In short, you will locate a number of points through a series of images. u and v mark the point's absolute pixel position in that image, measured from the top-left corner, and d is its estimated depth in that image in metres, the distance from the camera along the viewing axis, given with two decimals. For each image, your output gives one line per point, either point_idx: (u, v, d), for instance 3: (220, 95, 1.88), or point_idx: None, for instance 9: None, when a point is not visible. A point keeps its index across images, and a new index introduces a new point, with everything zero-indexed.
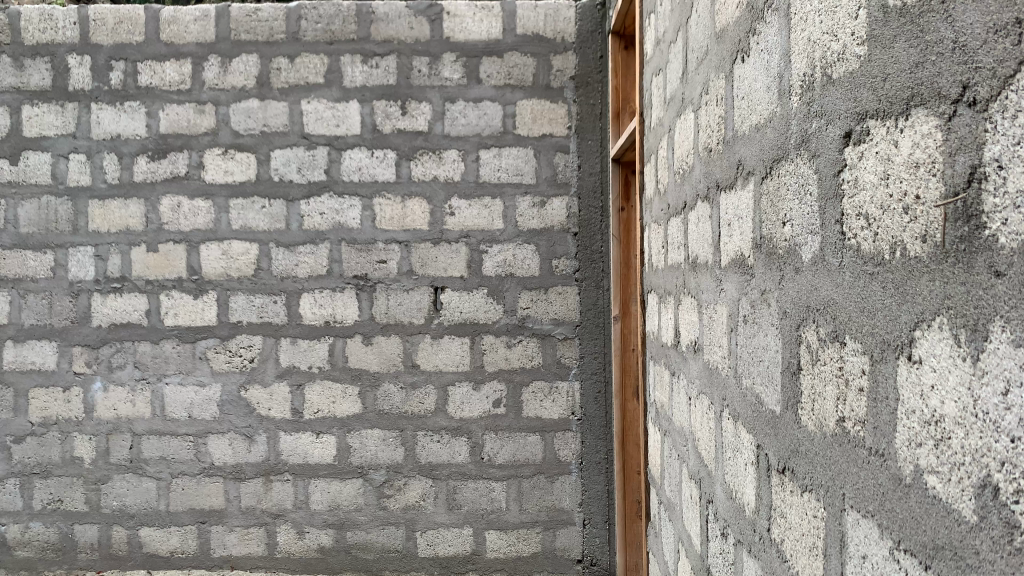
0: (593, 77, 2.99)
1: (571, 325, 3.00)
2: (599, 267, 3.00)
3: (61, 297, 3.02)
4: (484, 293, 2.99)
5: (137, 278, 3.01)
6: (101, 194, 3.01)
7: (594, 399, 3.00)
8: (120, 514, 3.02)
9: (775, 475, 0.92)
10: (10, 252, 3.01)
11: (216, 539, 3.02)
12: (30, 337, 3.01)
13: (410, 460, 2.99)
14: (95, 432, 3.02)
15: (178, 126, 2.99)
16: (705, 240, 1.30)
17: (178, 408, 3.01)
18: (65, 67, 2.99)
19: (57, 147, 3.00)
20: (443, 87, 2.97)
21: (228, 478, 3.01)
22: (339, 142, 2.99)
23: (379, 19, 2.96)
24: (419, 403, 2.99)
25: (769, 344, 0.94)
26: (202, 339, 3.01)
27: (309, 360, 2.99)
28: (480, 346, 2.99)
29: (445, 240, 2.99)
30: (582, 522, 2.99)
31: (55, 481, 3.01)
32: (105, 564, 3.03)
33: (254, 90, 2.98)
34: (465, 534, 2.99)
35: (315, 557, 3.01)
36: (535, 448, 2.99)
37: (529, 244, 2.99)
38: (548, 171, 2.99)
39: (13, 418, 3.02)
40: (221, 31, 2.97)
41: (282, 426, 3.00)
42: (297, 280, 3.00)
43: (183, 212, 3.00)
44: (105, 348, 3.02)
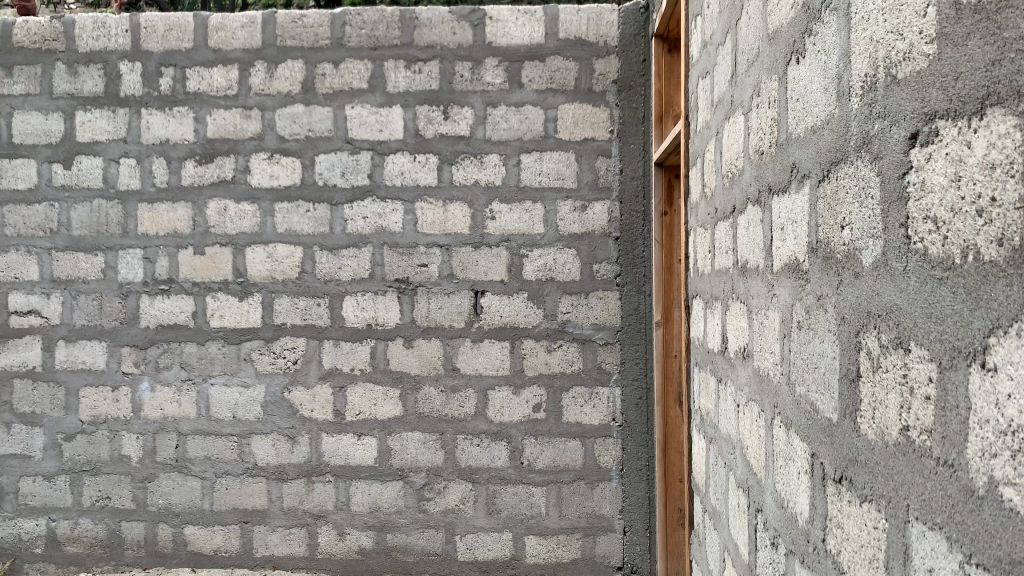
0: (636, 80, 2.97)
1: (612, 330, 2.99)
2: (641, 272, 2.98)
3: (111, 298, 3.08)
4: (525, 298, 2.99)
5: (184, 280, 3.06)
6: (150, 198, 3.07)
7: (636, 406, 2.97)
8: (166, 513, 3.07)
9: (831, 484, 0.90)
10: (63, 253, 3.09)
11: (259, 539, 3.05)
12: (81, 337, 3.08)
13: (450, 464, 3.00)
14: (142, 431, 3.07)
15: (225, 130, 3.04)
16: (755, 245, 1.28)
17: (222, 409, 3.06)
18: (117, 74, 3.06)
19: (108, 152, 3.07)
20: (485, 92, 2.98)
21: (271, 478, 3.04)
22: (382, 146, 3.01)
23: (422, 24, 2.98)
24: (459, 406, 2.99)
25: (825, 350, 0.92)
26: (247, 341, 3.05)
27: (350, 362, 3.02)
28: (520, 350, 2.99)
29: (486, 244, 2.99)
30: (622, 529, 2.97)
31: (104, 479, 3.08)
32: (151, 561, 3.08)
33: (299, 96, 3.01)
34: (504, 539, 2.98)
35: (355, 558, 3.03)
36: (576, 454, 2.97)
37: (570, 248, 2.98)
38: (590, 175, 2.98)
39: (64, 416, 3.09)
40: (268, 38, 3.01)
41: (324, 428, 3.02)
42: (339, 282, 3.02)
43: (229, 216, 3.05)
44: (153, 348, 3.08)
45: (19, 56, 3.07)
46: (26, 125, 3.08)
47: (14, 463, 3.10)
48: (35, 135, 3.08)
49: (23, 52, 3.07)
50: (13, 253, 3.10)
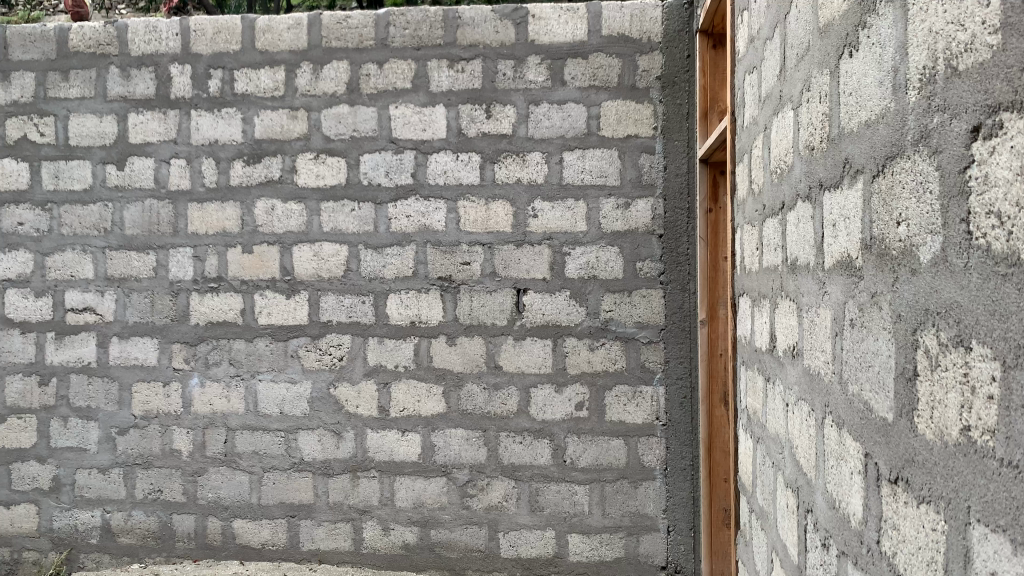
0: (680, 76, 2.95)
1: (656, 329, 2.97)
2: (685, 270, 2.96)
3: (162, 296, 3.15)
4: (567, 296, 2.99)
5: (233, 278, 3.12)
6: (199, 198, 3.13)
7: (680, 405, 2.95)
8: (215, 506, 3.13)
9: (886, 485, 0.88)
10: (116, 252, 3.17)
11: (306, 533, 3.10)
12: (134, 333, 3.16)
13: (493, 461, 3.01)
14: (192, 426, 3.14)
15: (272, 131, 3.09)
16: (806, 242, 1.27)
17: (270, 405, 3.11)
18: (168, 76, 3.13)
19: (160, 153, 3.14)
20: (527, 90, 2.98)
21: (317, 473, 3.08)
22: (426, 146, 3.03)
23: (465, 23, 3.00)
24: (502, 404, 3.00)
25: (880, 348, 0.90)
26: (294, 337, 3.09)
27: (394, 359, 3.05)
28: (563, 349, 2.98)
29: (528, 242, 3.00)
30: (666, 528, 2.95)
31: (155, 472, 3.15)
32: (201, 553, 3.15)
33: (344, 96, 3.05)
34: (547, 537, 2.99)
35: (399, 554, 3.06)
36: (619, 452, 2.96)
37: (613, 246, 2.97)
38: (633, 173, 2.97)
39: (117, 411, 3.17)
40: (313, 39, 3.05)
41: (369, 424, 3.06)
42: (383, 280, 3.05)
43: (277, 215, 3.10)
44: (203, 345, 3.14)
45: (74, 61, 3.16)
46: (81, 127, 3.17)
47: (70, 456, 3.19)
48: (90, 137, 3.17)
49: (79, 56, 3.16)
50: (69, 252, 3.19)
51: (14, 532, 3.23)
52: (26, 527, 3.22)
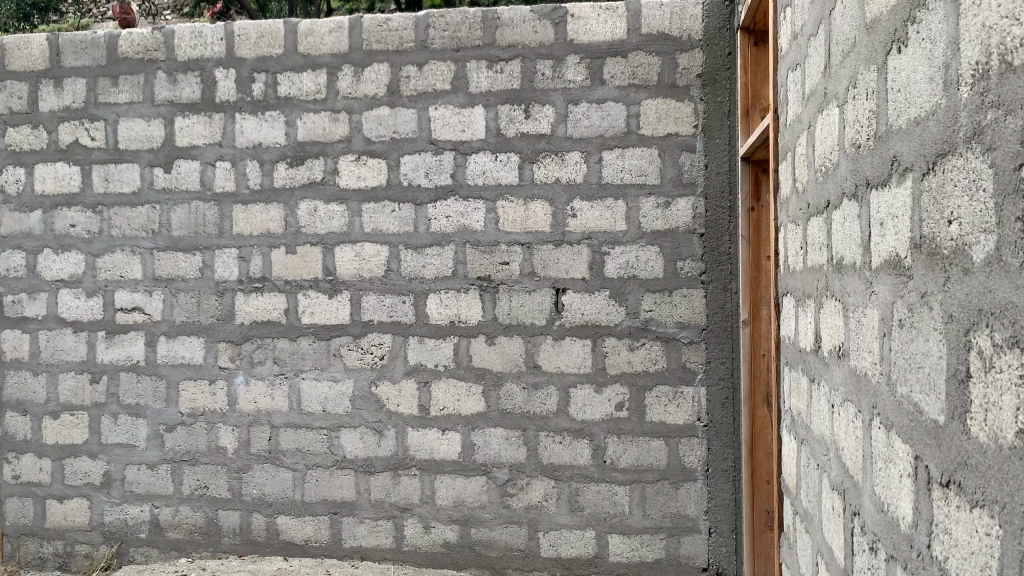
0: (721, 74, 2.92)
1: (697, 329, 2.94)
2: (726, 270, 2.93)
3: (208, 295, 3.21)
4: (607, 295, 2.98)
5: (277, 278, 3.17)
6: (244, 199, 3.18)
7: (721, 406, 2.92)
8: (259, 502, 3.18)
9: (937, 488, 0.87)
10: (164, 253, 3.24)
11: (348, 531, 3.13)
12: (181, 332, 3.23)
13: (533, 461, 3.01)
14: (237, 423, 3.20)
15: (315, 133, 3.13)
16: (852, 241, 1.25)
17: (313, 403, 3.15)
18: (213, 81, 3.19)
19: (205, 156, 3.20)
20: (566, 89, 2.98)
21: (359, 471, 3.12)
22: (465, 146, 3.04)
23: (504, 24, 3.01)
24: (542, 404, 3.00)
25: (930, 348, 0.89)
26: (336, 337, 3.13)
27: (434, 359, 3.07)
28: (602, 348, 2.98)
29: (567, 242, 2.99)
30: (707, 530, 2.93)
31: (202, 469, 3.22)
32: (246, 548, 3.20)
33: (385, 98, 3.08)
34: (587, 537, 2.98)
35: (440, 552, 3.08)
36: (660, 453, 2.95)
37: (653, 245, 2.96)
38: (673, 171, 2.95)
39: (165, 408, 3.24)
40: (354, 42, 3.09)
41: (410, 423, 3.08)
42: (423, 280, 3.07)
43: (319, 216, 3.14)
44: (247, 344, 3.19)
45: (123, 66, 3.24)
46: (129, 131, 3.25)
47: (120, 452, 3.27)
48: (138, 140, 3.24)
49: (128, 62, 3.24)
50: (119, 253, 3.27)
51: (67, 526, 3.32)
52: (78, 520, 3.31)
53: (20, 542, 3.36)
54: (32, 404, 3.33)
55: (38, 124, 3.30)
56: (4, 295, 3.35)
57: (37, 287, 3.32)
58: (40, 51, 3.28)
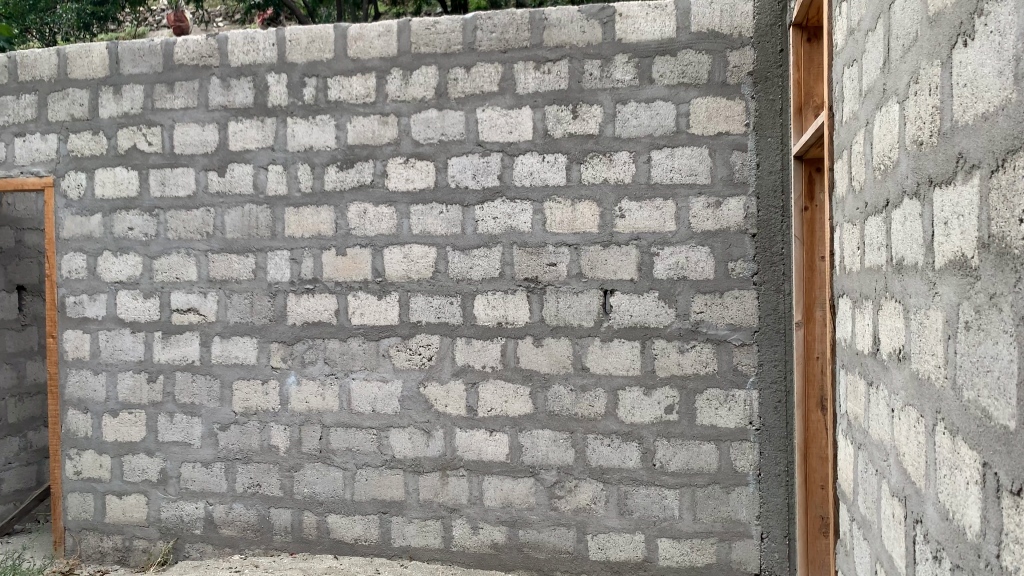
0: (773, 71, 2.87)
1: (749, 331, 2.90)
2: (779, 270, 2.88)
3: (261, 297, 3.27)
4: (656, 297, 2.95)
5: (328, 279, 3.21)
6: (296, 202, 3.23)
7: (774, 409, 2.87)
8: (310, 501, 3.23)
9: (1008, 497, 0.84)
10: (219, 256, 3.31)
11: (397, 530, 3.16)
12: (234, 333, 3.29)
13: (581, 463, 3.00)
14: (289, 423, 3.25)
15: (364, 136, 3.16)
16: (913, 241, 1.21)
17: (362, 403, 3.18)
18: (265, 86, 3.24)
19: (258, 160, 3.26)
20: (615, 89, 2.96)
21: (408, 471, 3.14)
22: (512, 147, 3.05)
23: (552, 25, 3.00)
24: (589, 406, 2.99)
25: (1000, 352, 0.85)
26: (385, 337, 3.16)
27: (482, 360, 3.08)
28: (651, 350, 2.95)
29: (615, 243, 2.97)
30: (760, 535, 2.88)
31: (254, 467, 3.27)
32: (297, 546, 3.25)
33: (433, 101, 3.10)
34: (636, 540, 2.95)
35: (488, 553, 3.08)
36: (710, 457, 2.91)
37: (703, 246, 2.92)
38: (724, 171, 2.91)
39: (219, 407, 3.30)
40: (403, 45, 3.11)
41: (458, 423, 3.10)
42: (471, 282, 3.09)
43: (368, 218, 3.17)
44: (299, 344, 3.24)
45: (179, 73, 3.32)
46: (185, 136, 3.32)
47: (176, 450, 3.35)
48: (193, 145, 3.32)
49: (183, 68, 3.31)
50: (175, 255, 3.35)
51: (126, 521, 3.41)
52: (136, 516, 3.40)
53: (81, 536, 3.47)
54: (92, 402, 3.44)
55: (98, 130, 3.41)
56: (67, 296, 3.46)
57: (97, 288, 3.42)
58: (100, 59, 3.38)
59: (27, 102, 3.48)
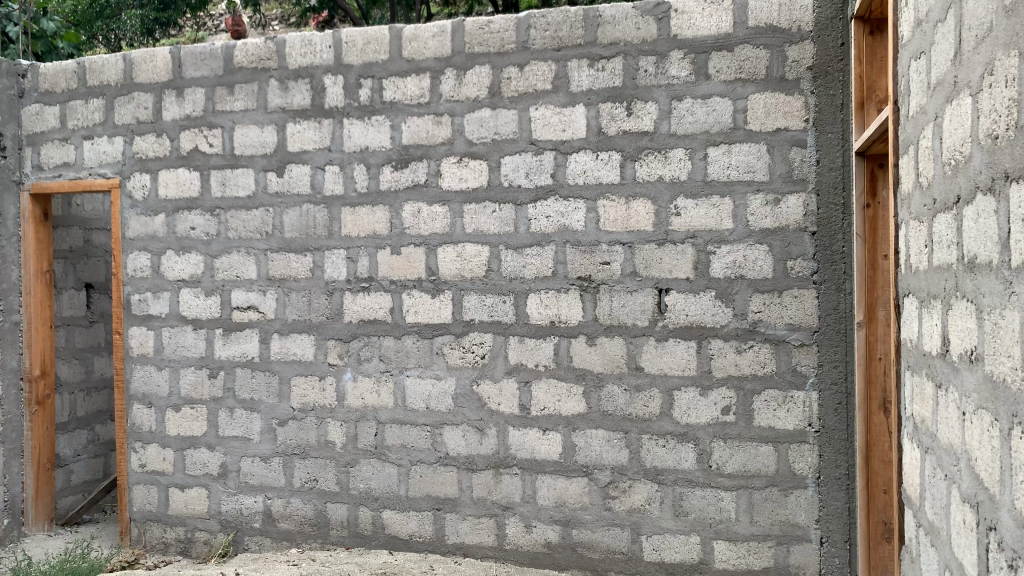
0: (833, 65, 2.81)
1: (808, 331, 2.84)
2: (840, 269, 2.81)
3: (318, 295, 3.32)
4: (712, 296, 2.91)
5: (383, 278, 3.25)
6: (352, 202, 3.28)
7: (834, 411, 2.81)
8: (366, 496, 3.27)
9: None
10: (277, 255, 3.37)
11: (451, 527, 3.18)
12: (292, 330, 3.35)
13: (635, 463, 2.98)
14: (345, 419, 3.29)
15: (419, 136, 3.19)
16: (987, 239, 1.17)
17: (416, 400, 3.21)
18: (322, 87, 3.30)
19: (315, 160, 3.32)
20: (670, 85, 2.93)
21: (462, 468, 3.16)
22: (566, 146, 3.04)
23: (606, 22, 2.98)
24: (644, 406, 2.97)
25: None
26: (438, 335, 3.18)
27: (535, 359, 3.08)
28: (708, 350, 2.91)
29: (670, 241, 2.94)
30: (819, 540, 2.82)
31: (312, 462, 3.33)
32: (353, 541, 3.29)
33: (486, 100, 3.11)
34: (692, 542, 2.92)
35: (542, 552, 3.08)
36: (768, 459, 2.86)
37: (761, 244, 2.87)
38: (783, 167, 2.85)
39: (278, 403, 3.37)
40: (457, 45, 3.13)
41: (511, 422, 3.10)
42: (524, 281, 3.09)
43: (422, 218, 3.20)
44: (355, 342, 3.28)
45: (239, 76, 3.39)
46: (245, 138, 3.39)
47: (235, 444, 3.43)
48: (253, 146, 3.39)
49: (243, 71, 3.39)
50: (235, 254, 3.42)
51: (188, 514, 3.50)
52: (198, 509, 3.49)
53: (146, 527, 3.58)
54: (156, 397, 3.54)
55: (162, 133, 3.50)
56: (132, 294, 3.57)
57: (161, 286, 3.52)
58: (163, 63, 3.48)
59: (95, 106, 3.60)
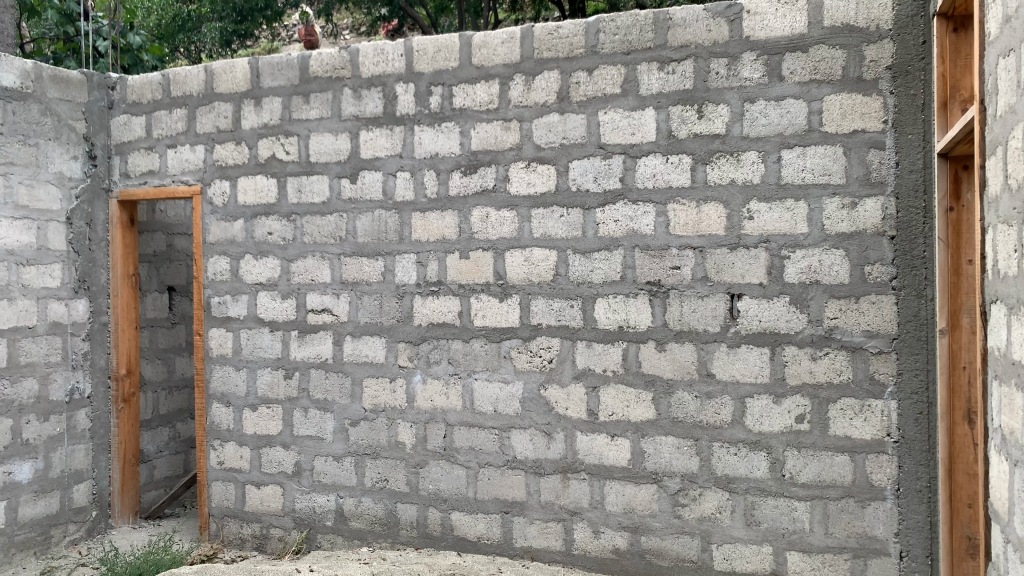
0: (914, 64, 2.72)
1: (887, 338, 2.75)
2: (921, 275, 2.72)
3: (389, 298, 3.38)
4: (787, 301, 2.85)
5: (451, 282, 3.29)
6: (422, 207, 3.33)
7: (915, 421, 2.72)
8: (435, 498, 3.31)
9: None
10: (350, 259, 3.44)
11: (519, 530, 3.19)
12: (364, 333, 3.42)
13: (705, 471, 2.94)
14: (415, 420, 3.34)
15: (488, 142, 3.22)
16: None
17: (484, 403, 3.24)
18: (394, 95, 3.36)
19: (387, 167, 3.38)
20: (742, 88, 2.89)
21: (529, 472, 3.17)
22: (635, 149, 3.02)
23: (676, 24, 2.96)
24: (715, 414, 2.92)
25: None
26: (506, 339, 3.20)
27: (603, 363, 3.07)
28: (781, 357, 2.85)
29: (743, 245, 2.90)
30: (899, 554, 2.74)
31: (382, 462, 3.39)
32: (422, 542, 3.34)
33: (555, 105, 3.12)
34: (764, 552, 2.86)
35: (610, 558, 3.07)
36: (844, 469, 2.78)
37: (837, 249, 2.80)
38: (860, 170, 2.78)
39: (350, 403, 3.44)
40: (526, 51, 3.16)
41: (579, 427, 3.10)
42: (592, 285, 3.08)
43: (491, 222, 3.23)
44: (425, 344, 3.33)
45: (314, 85, 3.49)
46: (320, 146, 3.49)
47: (309, 443, 3.51)
48: (327, 153, 3.47)
49: (318, 81, 3.48)
50: (310, 258, 3.51)
51: (263, 510, 3.61)
52: (273, 506, 3.59)
53: (224, 522, 3.70)
54: (234, 396, 3.65)
55: (241, 141, 3.63)
56: (212, 297, 3.70)
57: (240, 289, 3.64)
58: (242, 74, 3.60)
59: (178, 116, 3.75)
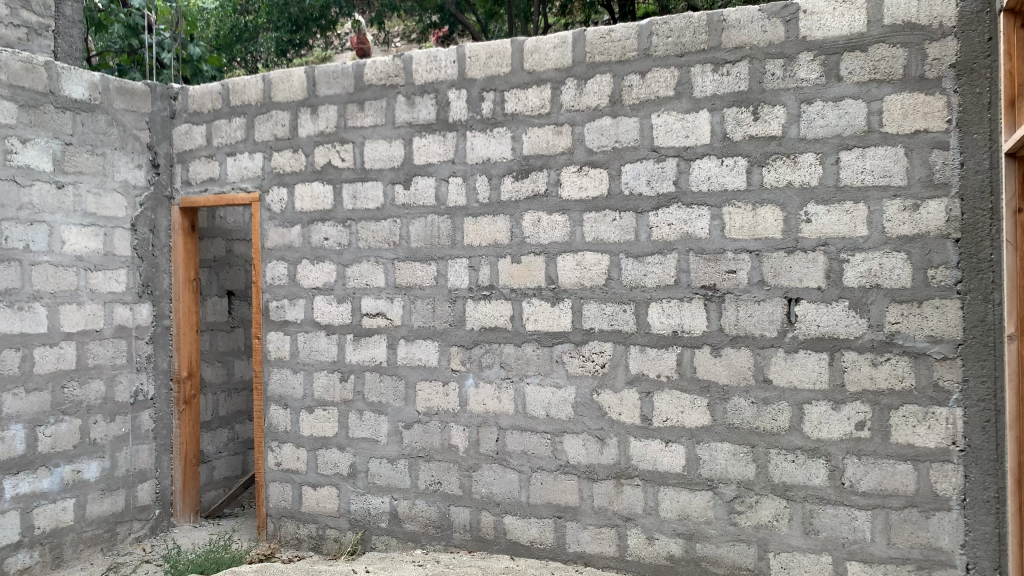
0: (980, 62, 2.65)
1: (951, 344, 2.68)
2: (988, 278, 2.63)
3: (442, 303, 3.41)
4: (846, 306, 2.79)
5: (504, 287, 3.30)
6: (474, 212, 3.35)
7: (982, 429, 2.63)
8: (488, 501, 3.33)
9: None
10: (404, 263, 3.48)
11: (571, 535, 3.19)
12: (418, 337, 3.45)
13: (762, 478, 2.89)
14: (468, 424, 3.36)
15: (539, 147, 3.23)
16: None
17: (537, 407, 3.24)
18: (447, 101, 3.39)
19: (440, 172, 3.41)
20: (798, 89, 2.84)
21: (582, 477, 3.17)
22: (689, 152, 2.99)
23: (731, 25, 2.93)
24: (772, 420, 2.88)
25: None
26: (558, 344, 3.20)
27: (657, 368, 3.04)
28: (841, 363, 2.79)
29: (800, 249, 2.85)
30: (965, 566, 2.66)
31: (436, 465, 3.42)
32: (475, 545, 3.36)
33: (607, 108, 3.12)
34: (823, 562, 2.81)
35: (665, 564, 3.04)
36: (907, 478, 2.71)
37: (899, 252, 2.73)
38: (922, 171, 2.71)
39: (404, 406, 3.48)
40: (578, 55, 3.16)
41: (633, 432, 3.08)
42: (645, 289, 3.06)
43: (543, 227, 3.23)
44: (477, 348, 3.35)
45: (369, 92, 3.54)
46: (374, 152, 3.54)
47: (364, 445, 3.56)
48: (382, 160, 3.52)
49: (372, 88, 3.54)
50: (365, 263, 3.56)
51: (320, 511, 3.67)
52: (329, 507, 3.65)
53: (281, 523, 3.77)
54: (292, 399, 3.73)
55: (298, 148, 3.70)
56: (271, 301, 3.78)
57: (297, 294, 3.71)
58: (299, 83, 3.67)
59: (237, 124, 3.84)
